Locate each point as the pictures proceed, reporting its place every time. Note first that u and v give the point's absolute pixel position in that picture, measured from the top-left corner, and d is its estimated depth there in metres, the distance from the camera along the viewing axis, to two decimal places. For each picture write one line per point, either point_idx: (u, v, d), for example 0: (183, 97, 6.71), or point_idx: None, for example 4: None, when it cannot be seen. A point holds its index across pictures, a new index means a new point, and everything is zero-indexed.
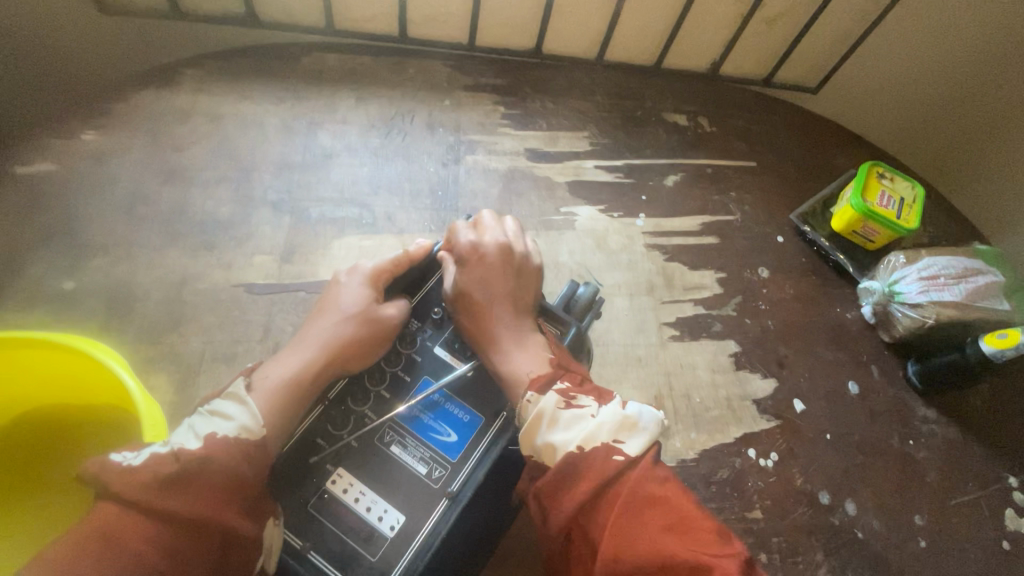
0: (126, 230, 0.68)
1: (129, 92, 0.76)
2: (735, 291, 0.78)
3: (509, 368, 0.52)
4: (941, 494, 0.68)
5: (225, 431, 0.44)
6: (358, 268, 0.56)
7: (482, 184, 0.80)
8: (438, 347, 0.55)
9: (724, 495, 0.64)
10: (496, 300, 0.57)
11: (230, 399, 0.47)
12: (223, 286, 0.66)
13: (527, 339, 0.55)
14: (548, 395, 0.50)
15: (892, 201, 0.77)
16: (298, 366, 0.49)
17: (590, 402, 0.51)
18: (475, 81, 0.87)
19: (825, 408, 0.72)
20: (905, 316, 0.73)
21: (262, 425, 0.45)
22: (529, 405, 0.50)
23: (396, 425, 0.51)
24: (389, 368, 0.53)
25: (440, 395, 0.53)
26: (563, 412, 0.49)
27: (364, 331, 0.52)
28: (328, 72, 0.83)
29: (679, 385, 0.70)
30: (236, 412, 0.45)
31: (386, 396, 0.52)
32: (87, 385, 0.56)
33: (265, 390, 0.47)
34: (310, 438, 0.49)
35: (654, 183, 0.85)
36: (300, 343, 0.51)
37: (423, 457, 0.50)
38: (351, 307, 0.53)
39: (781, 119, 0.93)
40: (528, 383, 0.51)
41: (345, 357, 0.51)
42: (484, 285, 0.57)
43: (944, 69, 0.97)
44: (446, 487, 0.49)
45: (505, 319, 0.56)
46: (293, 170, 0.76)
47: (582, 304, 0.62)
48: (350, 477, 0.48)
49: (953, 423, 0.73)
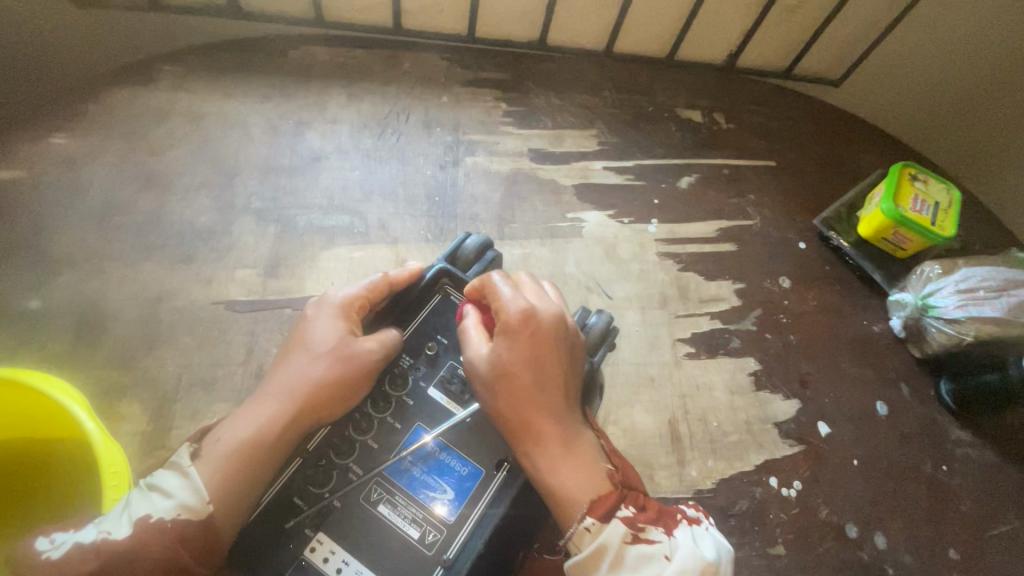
0: (98, 242, 0.63)
1: (101, 90, 0.71)
2: (755, 304, 0.73)
3: (560, 480, 0.46)
4: (979, 525, 0.63)
5: (162, 512, 0.41)
6: (328, 297, 0.51)
7: (482, 189, 0.74)
8: (432, 388, 0.51)
9: (744, 529, 0.59)
10: (546, 388, 0.48)
11: (172, 471, 0.43)
12: (203, 303, 0.62)
13: (579, 440, 0.48)
14: (613, 526, 0.45)
15: (926, 206, 0.71)
16: (268, 416, 0.45)
17: (660, 535, 0.45)
18: (476, 75, 0.81)
19: (852, 430, 0.66)
20: (940, 331, 0.68)
21: (207, 501, 0.41)
22: (588, 535, 0.45)
23: (384, 481, 0.47)
24: (378, 414, 0.49)
25: (435, 444, 0.49)
26: (630, 547, 0.44)
27: (339, 370, 0.47)
28: (318, 67, 0.78)
29: (695, 408, 0.65)
30: (176, 488, 0.42)
31: (373, 446, 0.48)
32: (47, 425, 0.52)
33: (228, 448, 0.43)
34: (288, 498, 0.45)
35: (666, 185, 0.79)
36: (267, 389, 0.47)
37: (415, 518, 0.46)
38: (324, 344, 0.48)
39: (803, 115, 0.87)
40: (587, 507, 0.45)
41: (319, 401, 0.46)
42: (536, 371, 0.48)
43: (977, 62, 0.90)
44: (439, 554, 0.45)
45: (559, 417, 0.48)
46: (279, 175, 0.70)
47: (594, 336, 0.58)
48: (332, 544, 0.44)
49: (992, 447, 0.67)
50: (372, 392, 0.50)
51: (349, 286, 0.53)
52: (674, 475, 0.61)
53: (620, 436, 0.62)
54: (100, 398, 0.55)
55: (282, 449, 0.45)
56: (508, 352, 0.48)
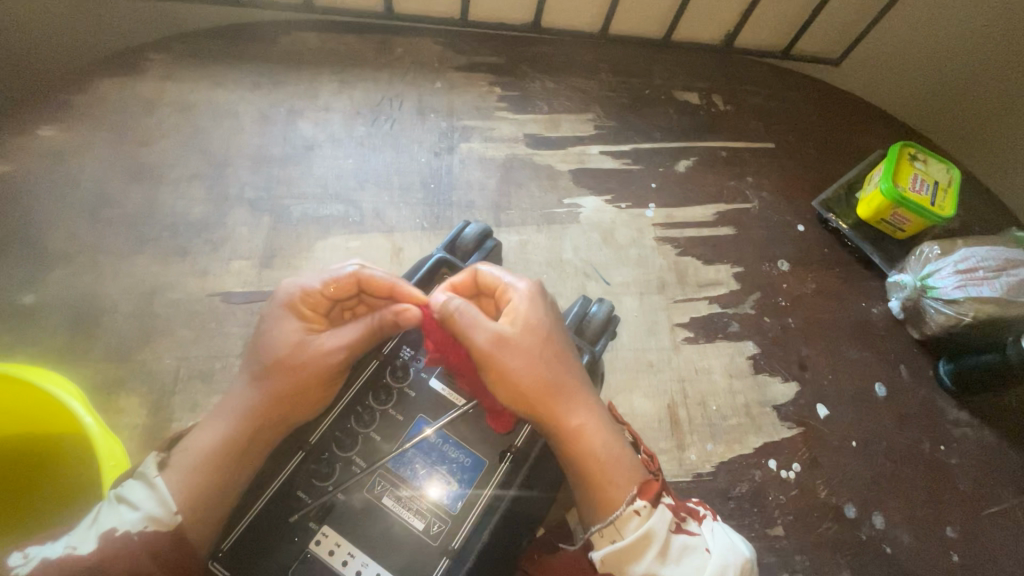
0: (91, 235, 0.63)
1: (88, 80, 0.70)
2: (753, 287, 0.72)
3: (609, 457, 0.47)
4: (976, 503, 0.63)
5: (128, 525, 0.41)
6: (280, 295, 0.50)
7: (478, 175, 0.73)
8: (433, 379, 0.51)
9: (743, 511, 0.60)
10: (576, 368, 0.50)
11: (139, 481, 0.43)
12: (199, 296, 0.61)
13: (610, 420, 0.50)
14: (661, 512, 0.45)
15: (925, 186, 0.71)
16: (231, 422, 0.45)
17: (699, 529, 0.46)
18: (470, 60, 0.80)
19: (851, 412, 0.67)
20: (938, 312, 0.67)
21: (175, 512, 0.41)
22: (637, 518, 0.45)
23: (388, 473, 0.47)
24: (379, 407, 0.49)
25: (438, 435, 0.49)
26: (674, 536, 0.45)
27: (298, 369, 0.46)
28: (309, 53, 0.77)
29: (695, 393, 0.65)
30: (143, 499, 0.42)
31: (376, 439, 0.48)
32: (46, 423, 0.52)
33: (193, 454, 0.44)
34: (291, 492, 0.45)
35: (664, 168, 0.78)
36: (229, 396, 0.47)
37: (420, 510, 0.46)
38: (282, 344, 0.47)
39: (801, 96, 0.86)
40: (639, 487, 0.46)
41: (283, 400, 0.46)
42: (564, 346, 0.50)
43: (976, 39, 0.88)
44: (446, 544, 0.45)
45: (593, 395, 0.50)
46: (272, 165, 0.70)
47: (595, 326, 0.58)
48: (337, 537, 0.44)
49: (990, 427, 0.67)
50: (373, 384, 0.50)
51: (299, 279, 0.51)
52: (673, 460, 0.61)
53: None
54: (99, 392, 0.55)
55: (257, 453, 0.45)
56: (535, 327, 0.49)
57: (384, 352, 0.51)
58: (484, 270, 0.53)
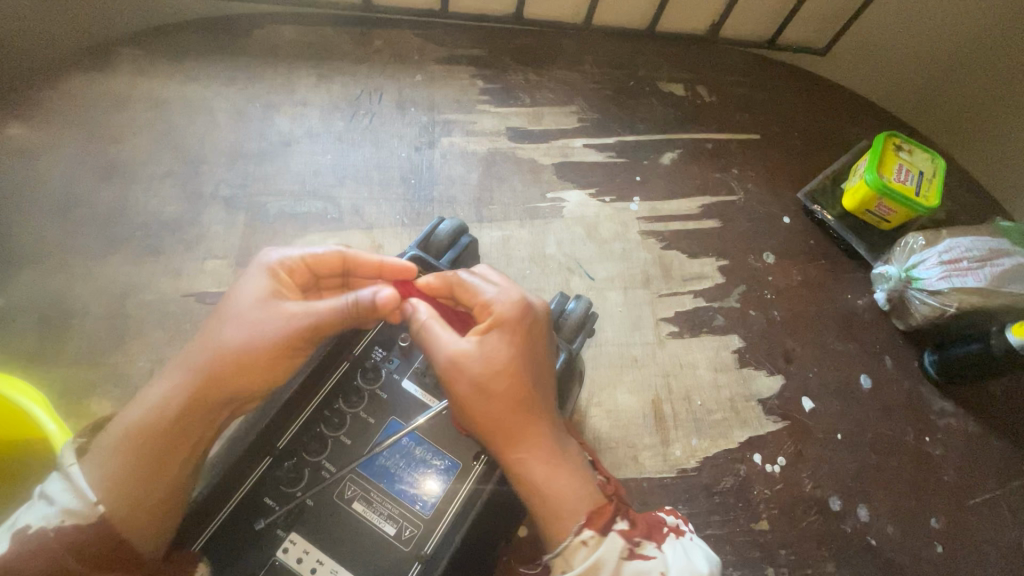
0: (60, 236, 0.61)
1: (56, 76, 0.68)
2: (738, 280, 0.72)
3: (557, 489, 0.45)
4: (961, 493, 0.63)
5: (46, 520, 0.41)
6: (261, 257, 0.50)
7: (459, 170, 0.72)
8: (406, 381, 0.50)
9: (728, 506, 0.59)
10: (540, 390, 0.47)
11: (60, 472, 0.42)
12: (173, 296, 0.60)
13: (569, 446, 0.48)
14: (612, 541, 0.43)
15: (910, 176, 0.70)
16: (177, 387, 0.44)
17: (655, 550, 0.44)
18: (451, 52, 0.79)
19: (837, 405, 0.66)
20: (923, 303, 0.67)
21: (93, 504, 0.41)
22: (584, 549, 0.43)
23: (358, 478, 0.46)
24: (350, 409, 0.48)
25: (411, 438, 0.48)
26: (627, 562, 0.43)
27: (255, 331, 0.45)
28: (285, 46, 0.75)
29: (679, 387, 0.65)
30: (59, 492, 0.41)
31: (346, 442, 0.47)
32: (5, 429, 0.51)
33: (130, 428, 0.43)
34: (259, 499, 0.44)
35: (649, 161, 0.77)
36: (185, 351, 0.46)
37: (391, 514, 0.45)
38: (246, 301, 0.47)
39: (786, 86, 0.85)
40: (586, 518, 0.44)
41: (229, 361, 0.44)
42: (531, 367, 0.47)
43: (959, 26, 0.87)
44: (417, 549, 0.44)
45: (551, 419, 0.48)
46: (249, 161, 0.68)
47: (573, 323, 0.57)
48: (306, 544, 0.43)
49: (974, 417, 0.67)
50: (344, 386, 0.49)
51: (285, 250, 0.51)
52: (658, 456, 0.61)
53: (604, 418, 0.62)
54: (69, 396, 0.54)
55: (203, 418, 0.44)
56: (496, 350, 0.47)
57: (354, 354, 0.50)
58: (460, 280, 0.51)
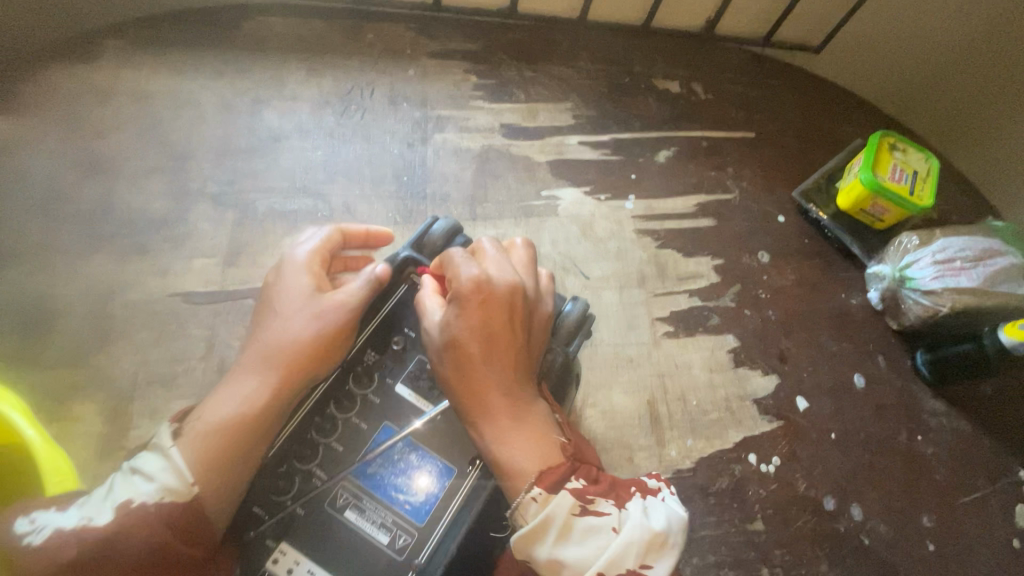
0: (42, 233, 0.59)
1: (35, 68, 0.65)
2: (733, 280, 0.72)
3: (508, 454, 0.44)
4: (951, 492, 0.63)
5: (145, 496, 0.40)
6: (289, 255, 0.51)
7: (453, 167, 0.71)
8: (399, 384, 0.49)
9: (723, 506, 0.59)
10: (493, 360, 0.46)
11: (154, 453, 0.42)
12: (159, 296, 0.58)
13: (531, 412, 0.46)
14: (563, 497, 0.42)
15: (905, 175, 0.70)
16: (251, 382, 0.45)
17: (609, 506, 0.43)
18: (444, 46, 0.77)
19: (830, 404, 0.66)
20: (916, 303, 0.68)
21: (191, 482, 0.40)
22: (534, 505, 0.42)
23: (350, 485, 0.45)
24: (341, 415, 0.47)
25: (405, 443, 0.47)
26: (578, 519, 0.42)
27: (318, 319, 0.47)
28: (273, 39, 0.73)
29: (674, 388, 0.65)
30: (159, 470, 0.41)
31: (338, 449, 0.46)
32: None
33: (212, 427, 0.42)
34: (249, 508, 0.43)
35: (644, 159, 0.76)
36: (246, 355, 0.46)
37: (385, 523, 0.44)
38: (297, 296, 0.48)
39: (781, 84, 0.84)
40: (535, 477, 0.43)
41: (300, 349, 0.46)
42: (484, 338, 0.46)
43: (948, 24, 0.88)
44: (411, 558, 0.44)
45: (507, 387, 0.46)
46: (237, 157, 0.67)
47: (570, 325, 0.56)
48: (296, 554, 0.43)
49: (965, 416, 0.67)
50: (336, 391, 0.48)
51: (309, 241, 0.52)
52: (653, 456, 0.61)
53: (599, 418, 0.62)
54: (51, 400, 0.52)
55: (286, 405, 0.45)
56: (452, 323, 0.47)
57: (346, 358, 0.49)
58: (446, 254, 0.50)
